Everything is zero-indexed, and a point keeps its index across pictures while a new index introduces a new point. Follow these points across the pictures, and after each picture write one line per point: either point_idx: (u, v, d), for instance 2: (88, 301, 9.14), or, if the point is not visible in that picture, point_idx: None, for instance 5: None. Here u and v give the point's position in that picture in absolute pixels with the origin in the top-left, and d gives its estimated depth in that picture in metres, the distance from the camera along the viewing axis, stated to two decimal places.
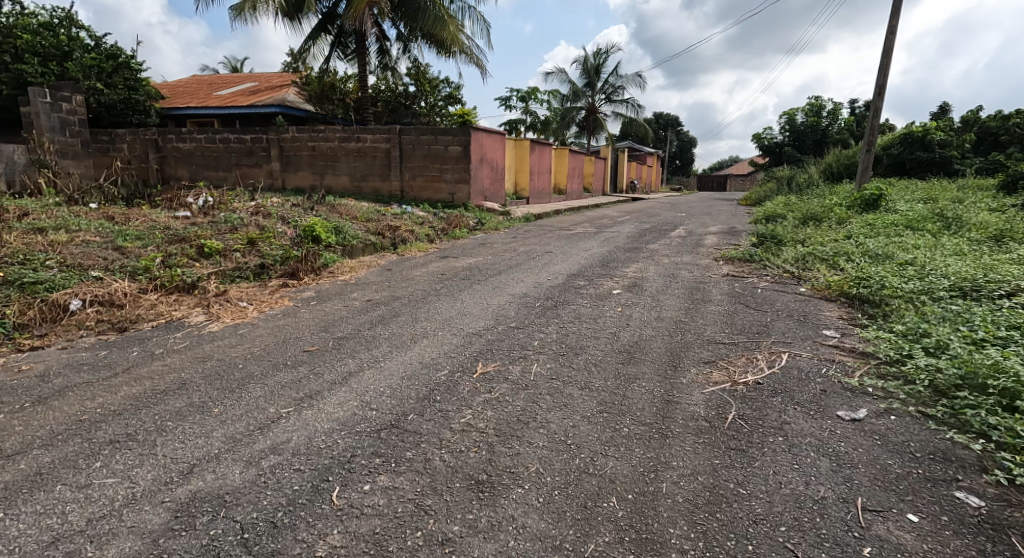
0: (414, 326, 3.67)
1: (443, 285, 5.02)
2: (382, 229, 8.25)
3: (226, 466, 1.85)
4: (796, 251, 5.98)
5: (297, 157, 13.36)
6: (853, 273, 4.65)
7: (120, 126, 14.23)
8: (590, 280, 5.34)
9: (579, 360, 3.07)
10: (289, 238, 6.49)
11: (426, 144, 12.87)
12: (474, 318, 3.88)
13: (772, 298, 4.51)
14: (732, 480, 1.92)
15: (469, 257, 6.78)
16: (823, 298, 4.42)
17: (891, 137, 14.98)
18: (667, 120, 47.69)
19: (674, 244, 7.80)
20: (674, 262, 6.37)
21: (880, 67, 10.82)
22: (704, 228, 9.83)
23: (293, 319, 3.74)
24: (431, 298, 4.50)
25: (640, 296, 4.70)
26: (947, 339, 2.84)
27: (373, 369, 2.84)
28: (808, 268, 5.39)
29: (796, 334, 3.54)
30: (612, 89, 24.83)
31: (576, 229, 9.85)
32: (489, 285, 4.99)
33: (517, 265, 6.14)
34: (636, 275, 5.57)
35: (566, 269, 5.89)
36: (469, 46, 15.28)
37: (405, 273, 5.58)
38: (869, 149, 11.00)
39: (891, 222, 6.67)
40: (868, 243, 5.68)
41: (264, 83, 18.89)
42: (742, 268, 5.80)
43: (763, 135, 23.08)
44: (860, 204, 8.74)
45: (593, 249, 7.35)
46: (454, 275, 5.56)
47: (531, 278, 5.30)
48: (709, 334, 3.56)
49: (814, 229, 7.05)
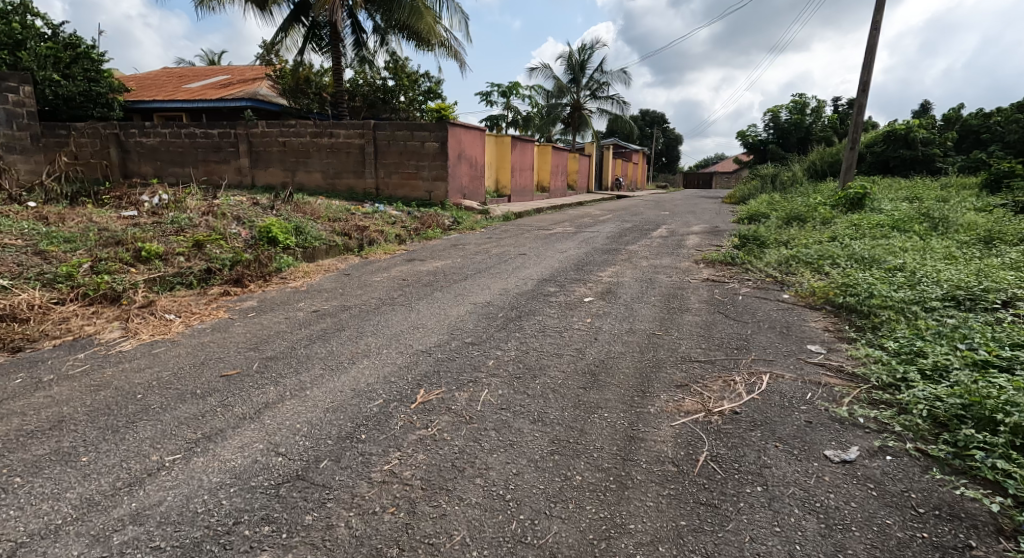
0: (358, 342, 3.30)
1: (401, 292, 4.65)
2: (349, 229, 7.84)
3: (62, 545, 1.51)
4: (778, 253, 5.69)
5: (267, 153, 12.93)
6: (838, 278, 4.35)
7: (80, 119, 13.74)
8: (562, 286, 5.00)
9: (535, 385, 2.71)
10: (242, 240, 6.08)
11: (401, 140, 12.43)
12: (427, 333, 3.51)
13: (753, 307, 4.19)
14: (699, 551, 1.60)
15: (437, 260, 6.39)
16: (807, 306, 4.13)
17: (875, 134, 14.83)
18: (653, 118, 47.51)
19: (654, 245, 7.50)
20: (652, 265, 6.05)
21: (864, 64, 10.62)
22: (686, 228, 9.53)
23: (223, 335, 3.35)
24: (385, 308, 4.12)
25: (613, 304, 4.37)
26: (946, 361, 2.53)
27: (295, 398, 2.46)
28: (791, 272, 5.10)
29: (779, 350, 3.22)
30: (596, 86, 24.51)
31: (555, 229, 9.51)
32: (452, 292, 4.63)
33: (486, 269, 5.78)
34: (611, 280, 5.24)
35: (538, 273, 5.54)
36: (447, 38, 14.83)
37: (362, 279, 5.19)
38: (853, 146, 10.78)
39: (877, 223, 6.40)
40: (853, 245, 5.40)
41: (237, 76, 18.28)
42: (723, 272, 5.50)
43: (747, 132, 22.92)
44: (843, 203, 8.52)
45: (569, 251, 7.02)
46: (416, 281, 5.18)
47: (498, 284, 4.95)
48: (683, 351, 3.23)
49: (797, 230, 6.78)
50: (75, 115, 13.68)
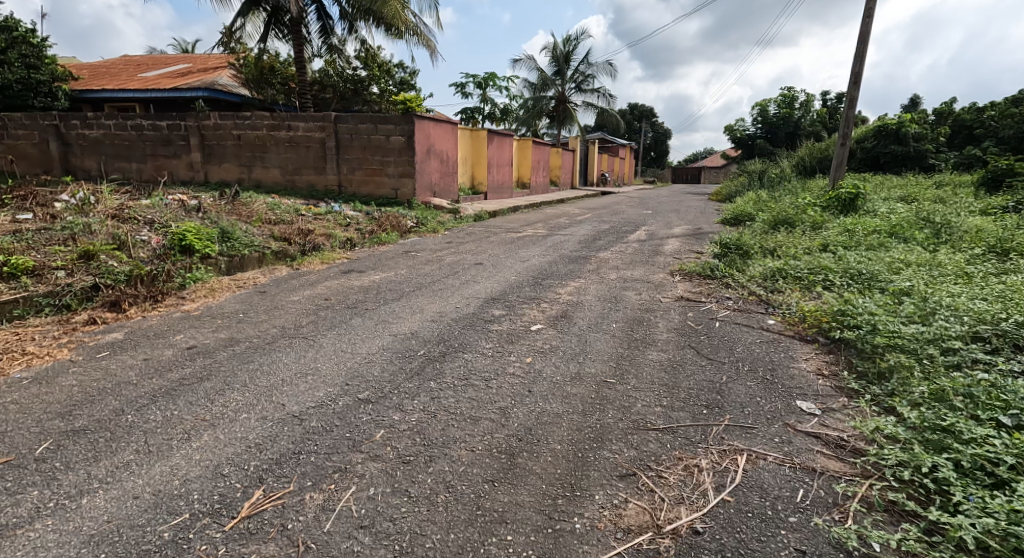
0: (213, 402, 2.49)
1: (312, 319, 3.88)
2: (289, 232, 7.08)
3: None
4: (764, 265, 4.96)
5: (220, 147, 12.16)
6: (833, 301, 3.63)
7: (17, 107, 13.84)
8: (510, 307, 4.27)
9: (423, 479, 1.96)
10: (148, 250, 5.36)
11: (365, 134, 11.55)
12: (314, 384, 2.73)
13: (732, 338, 3.47)
14: None
15: (378, 272, 5.59)
16: (795, 338, 3.41)
17: (866, 129, 14.14)
18: (643, 112, 46.55)
19: (627, 251, 6.77)
20: (621, 278, 5.34)
21: (856, 54, 9.94)
22: (666, 229, 8.82)
23: (37, 391, 2.56)
24: (280, 343, 3.34)
25: (566, 334, 3.60)
26: (992, 452, 1.80)
27: (58, 510, 1.72)
28: (777, 289, 4.39)
29: (761, 411, 2.47)
30: (582, 79, 23.72)
31: (524, 232, 8.75)
32: (373, 320, 3.87)
33: (429, 283, 5.01)
34: (569, 299, 4.50)
35: (487, 290, 4.78)
36: (417, 24, 13.93)
37: (274, 299, 4.41)
38: (844, 142, 10.11)
39: (873, 228, 5.69)
40: (848, 258, 4.69)
41: (198, 66, 17.43)
42: (699, 287, 4.76)
43: (735, 127, 22.23)
44: (835, 204, 7.81)
45: (532, 259, 6.29)
46: (338, 300, 4.43)
47: (433, 307, 4.18)
48: (638, 412, 2.47)
49: (785, 235, 6.09)
50: (13, 104, 13.68)
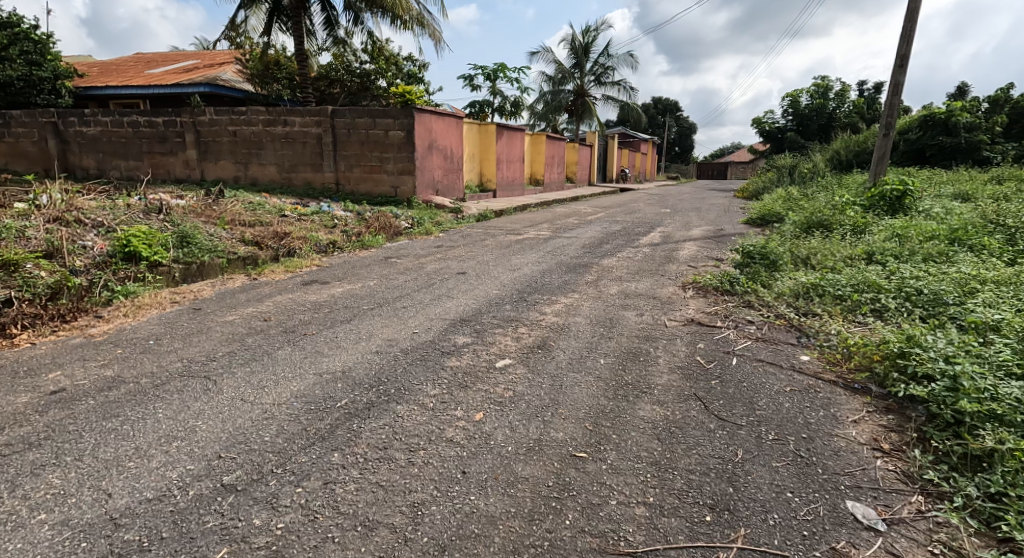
0: (12, 491, 1.77)
1: (233, 348, 3.17)
2: (262, 235, 6.47)
3: None
4: (795, 279, 4.09)
5: (216, 144, 11.68)
6: (891, 334, 2.80)
7: (21, 105, 13.66)
8: (479, 331, 3.53)
9: None
10: (88, 257, 4.78)
11: (363, 129, 10.91)
12: (168, 458, 1.98)
13: (756, 386, 2.64)
14: None
15: (343, 283, 4.87)
16: (836, 385, 2.61)
17: (909, 120, 12.91)
18: (667, 105, 44.99)
19: (636, 258, 5.96)
20: (623, 291, 4.54)
21: (903, 33, 8.85)
22: (683, 231, 7.93)
23: None
24: (171, 386, 2.63)
25: (537, 375, 2.82)
26: None
27: None
28: (812, 311, 3.54)
29: (796, 521, 1.70)
30: (601, 71, 22.75)
31: (525, 234, 7.96)
32: (303, 351, 3.14)
33: (395, 300, 4.28)
34: (555, 321, 3.72)
35: (459, 309, 4.01)
36: (422, 11, 13.21)
37: (206, 320, 3.75)
38: (887, 133, 9.04)
39: (930, 232, 4.77)
40: (902, 272, 3.83)
41: (205, 62, 17.12)
42: (715, 306, 3.94)
43: (763, 119, 21.01)
44: (878, 203, 6.83)
45: (523, 267, 5.51)
46: (278, 322, 3.73)
47: (385, 333, 3.46)
48: (610, 518, 1.73)
49: (821, 240, 5.20)
50: (17, 102, 13.57)
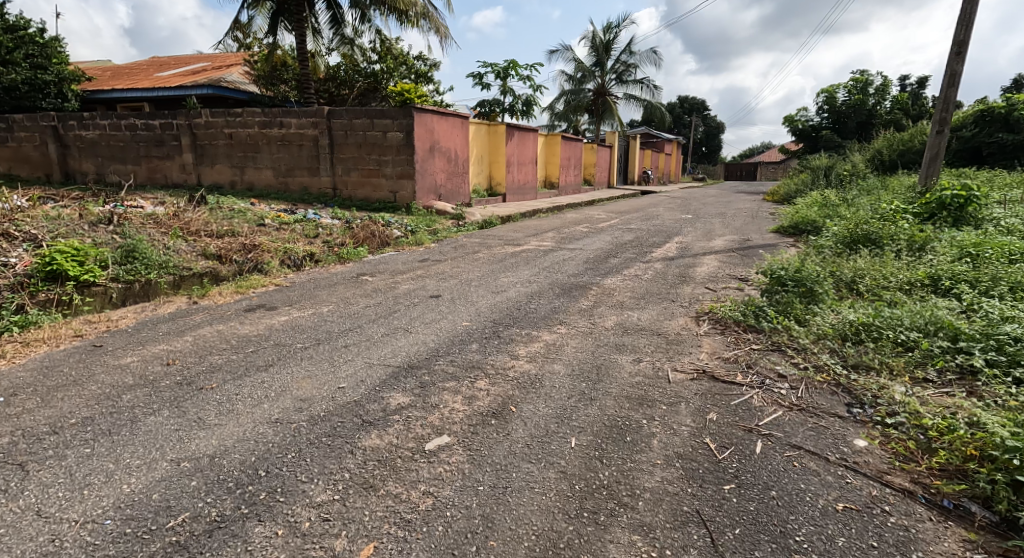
0: None
1: (95, 413, 2.42)
2: (228, 246, 5.83)
3: None
4: (840, 314, 3.19)
5: (212, 147, 11.18)
6: (995, 420, 1.93)
7: (26, 110, 13.42)
8: (424, 386, 2.74)
9: None
10: (5, 276, 4.15)
11: (360, 130, 10.24)
12: None
13: (792, 500, 1.79)
14: None
15: (296, 309, 4.16)
16: (916, 503, 1.76)
17: (964, 115, 11.66)
18: (694, 105, 43.57)
19: (647, 276, 5.09)
20: (621, 323, 3.70)
21: (961, 16, 7.75)
22: (704, 242, 7.01)
23: None
24: None
25: (478, 467, 2.01)
26: None
27: None
28: (866, 364, 2.63)
29: None
30: (623, 69, 21.73)
31: (525, 245, 7.14)
32: (183, 418, 2.37)
33: (340, 334, 3.53)
34: (525, 370, 2.88)
35: (413, 349, 3.24)
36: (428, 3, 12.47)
37: (98, 364, 3.02)
38: (941, 130, 7.94)
39: (1011, 251, 3.82)
40: (988, 308, 2.92)
41: (214, 63, 16.71)
42: (737, 350, 3.04)
43: (796, 117, 19.75)
44: (934, 211, 5.81)
45: (510, 289, 4.70)
46: (184, 365, 3.01)
47: (305, 388, 2.70)
48: None
49: (869, 258, 4.25)
50: (23, 106, 13.32)
